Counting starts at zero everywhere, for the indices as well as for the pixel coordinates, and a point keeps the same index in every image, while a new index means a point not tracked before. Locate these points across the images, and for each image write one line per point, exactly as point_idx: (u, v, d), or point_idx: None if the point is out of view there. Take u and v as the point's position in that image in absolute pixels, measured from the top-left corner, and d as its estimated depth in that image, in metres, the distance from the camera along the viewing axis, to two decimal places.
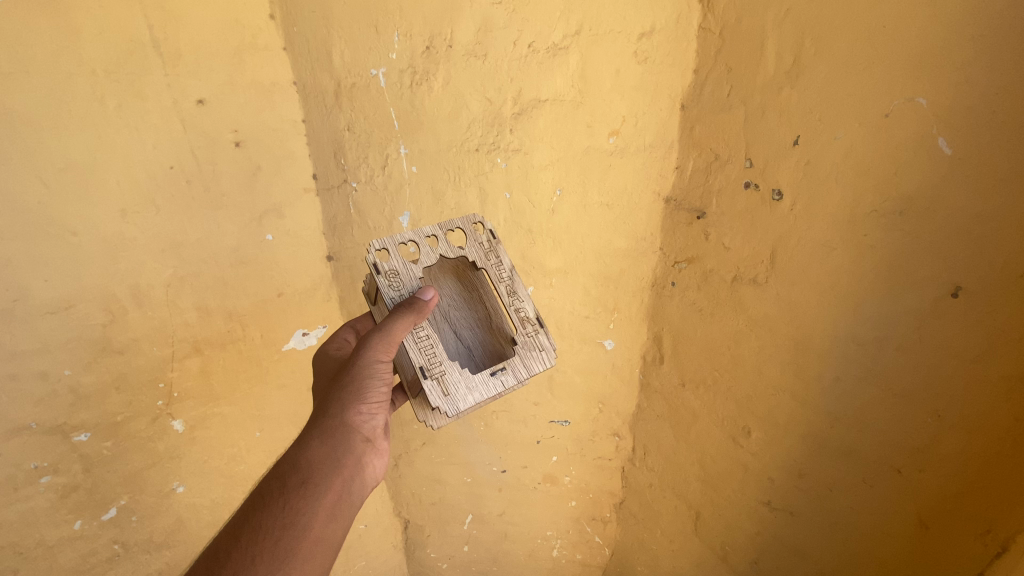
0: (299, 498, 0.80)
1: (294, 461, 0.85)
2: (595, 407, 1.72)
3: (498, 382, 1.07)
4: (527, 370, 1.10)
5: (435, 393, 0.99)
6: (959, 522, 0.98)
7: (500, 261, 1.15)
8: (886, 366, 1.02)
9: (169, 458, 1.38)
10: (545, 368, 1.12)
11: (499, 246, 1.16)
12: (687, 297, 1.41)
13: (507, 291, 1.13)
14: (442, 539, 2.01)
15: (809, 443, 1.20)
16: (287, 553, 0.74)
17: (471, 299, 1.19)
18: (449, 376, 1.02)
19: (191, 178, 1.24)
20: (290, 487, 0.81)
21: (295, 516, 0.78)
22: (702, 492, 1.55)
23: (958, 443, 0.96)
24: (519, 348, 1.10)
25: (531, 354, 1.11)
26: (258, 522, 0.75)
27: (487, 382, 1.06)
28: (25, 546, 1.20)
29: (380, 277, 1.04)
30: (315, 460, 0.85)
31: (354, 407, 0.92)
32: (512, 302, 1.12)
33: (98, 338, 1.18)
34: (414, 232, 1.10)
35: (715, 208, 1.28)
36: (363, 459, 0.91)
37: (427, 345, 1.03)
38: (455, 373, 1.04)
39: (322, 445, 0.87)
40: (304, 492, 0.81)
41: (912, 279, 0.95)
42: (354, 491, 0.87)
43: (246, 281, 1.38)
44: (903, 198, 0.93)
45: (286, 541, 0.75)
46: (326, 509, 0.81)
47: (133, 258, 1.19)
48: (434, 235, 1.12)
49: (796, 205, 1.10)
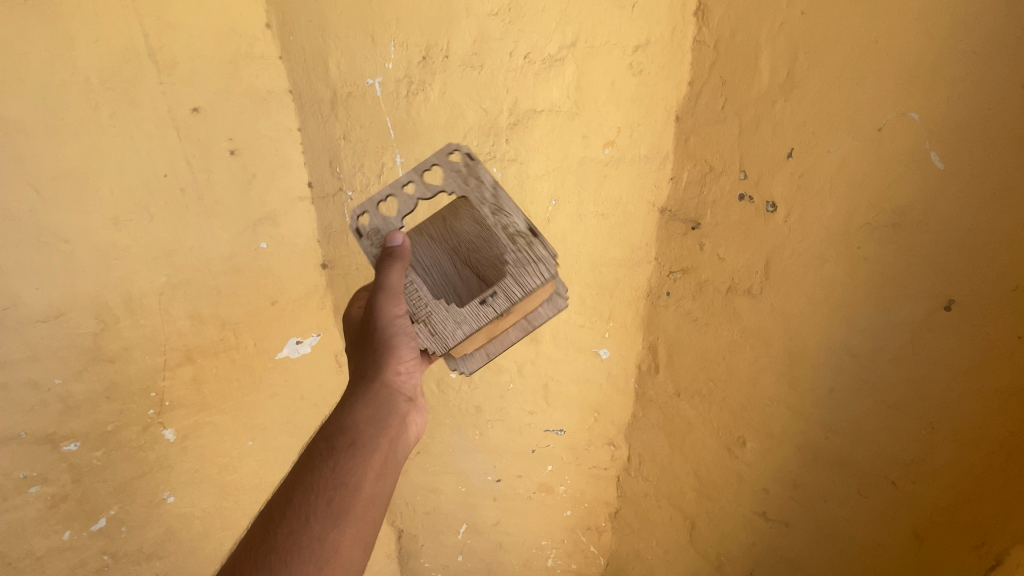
0: (348, 458, 0.78)
1: (336, 425, 0.83)
2: (590, 417, 1.71)
3: (486, 310, 0.99)
4: (522, 287, 0.99)
5: (421, 335, 0.98)
6: (953, 535, 0.98)
7: (480, 180, 1.04)
8: (879, 378, 1.02)
9: (159, 468, 1.36)
10: (548, 277, 0.99)
11: (477, 167, 1.06)
12: (682, 307, 1.41)
13: (490, 210, 1.03)
14: (436, 548, 1.99)
15: (804, 454, 1.20)
16: (340, 510, 0.72)
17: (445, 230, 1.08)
18: (435, 316, 0.99)
19: (185, 186, 1.24)
20: (339, 448, 0.79)
21: (347, 474, 0.76)
22: (698, 502, 1.55)
23: (951, 455, 0.96)
24: (510, 266, 1.00)
25: (524, 269, 0.99)
26: (310, 484, 0.74)
27: (478, 311, 0.99)
28: (14, 557, 1.16)
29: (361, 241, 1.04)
30: (359, 422, 0.84)
31: (389, 368, 0.92)
32: (499, 221, 1.03)
33: (89, 346, 1.17)
34: (391, 184, 1.05)
35: (710, 219, 1.28)
36: (406, 417, 0.91)
37: (411, 289, 1.00)
38: (441, 312, 1.00)
39: (365, 408, 0.86)
40: (352, 453, 0.79)
41: (906, 291, 0.95)
42: (401, 448, 0.87)
43: (240, 289, 1.38)
44: (896, 211, 0.94)
45: (341, 498, 0.73)
46: (374, 467, 0.80)
47: (126, 266, 1.18)
48: (410, 179, 1.04)
49: (790, 216, 1.10)
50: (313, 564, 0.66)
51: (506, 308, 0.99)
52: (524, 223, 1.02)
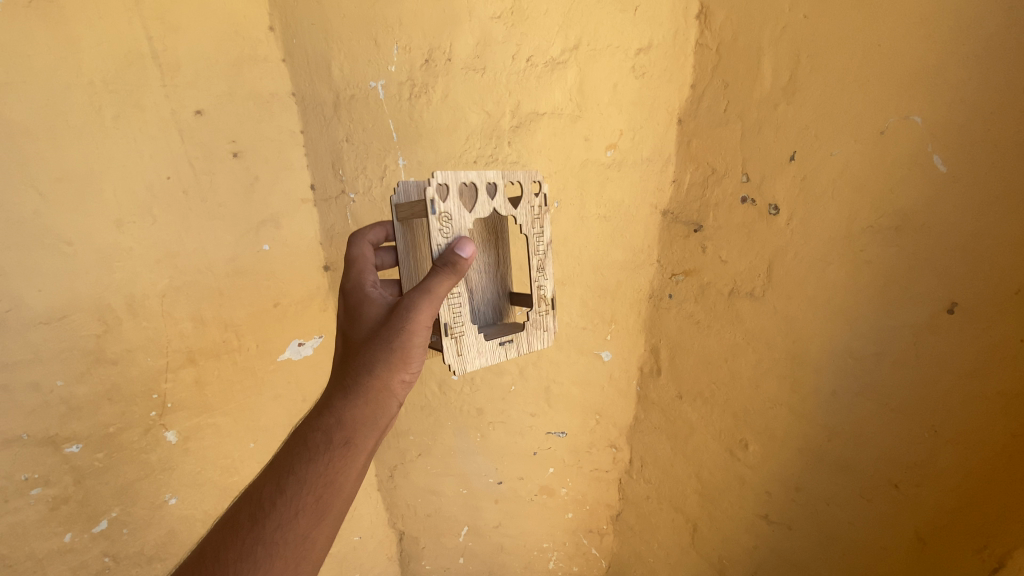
0: (340, 461, 0.77)
1: (335, 416, 0.79)
2: (592, 419, 1.71)
3: (502, 351, 1.07)
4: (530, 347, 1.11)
5: (449, 351, 0.98)
6: (957, 538, 0.98)
7: (541, 232, 1.11)
8: (882, 381, 1.02)
9: (161, 470, 1.36)
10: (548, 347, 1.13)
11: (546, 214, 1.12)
12: (684, 309, 1.41)
13: (538, 265, 1.11)
14: (436, 551, 1.99)
15: (806, 457, 1.20)
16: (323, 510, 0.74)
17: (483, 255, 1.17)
18: (466, 338, 1.00)
19: (188, 189, 1.24)
20: (334, 447, 0.77)
21: (336, 475, 0.76)
22: (700, 505, 1.55)
23: (954, 458, 0.96)
24: (531, 326, 1.09)
25: (536, 333, 1.11)
26: (303, 481, 0.73)
27: (495, 350, 1.06)
28: (14, 559, 1.16)
29: (434, 219, 0.94)
30: (358, 419, 0.80)
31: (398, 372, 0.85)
32: (539, 277, 1.11)
33: (91, 348, 1.17)
34: (478, 176, 1.01)
35: (712, 221, 1.28)
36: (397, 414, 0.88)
37: (455, 302, 0.97)
38: (470, 335, 1.01)
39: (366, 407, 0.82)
40: (346, 455, 0.78)
41: (909, 294, 0.95)
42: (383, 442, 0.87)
43: (242, 291, 1.38)
44: (899, 214, 0.94)
45: (327, 500, 0.75)
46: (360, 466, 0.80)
47: (129, 267, 1.18)
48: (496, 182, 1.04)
49: (792, 219, 1.11)
50: (290, 558, 0.70)
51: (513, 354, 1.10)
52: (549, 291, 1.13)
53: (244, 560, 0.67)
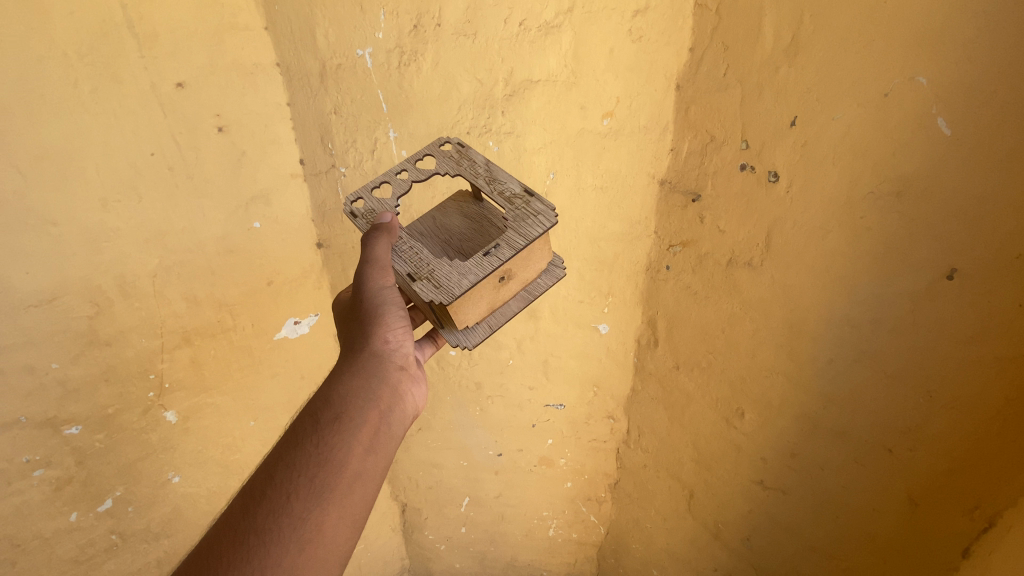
0: (332, 432, 0.76)
1: (321, 397, 0.81)
2: (589, 390, 1.72)
3: (492, 259, 0.97)
4: (525, 236, 0.98)
5: (427, 289, 0.94)
6: (947, 500, 1.01)
7: (507, 190, 1.04)
8: (879, 348, 1.03)
9: (162, 449, 1.38)
10: (548, 230, 1.00)
11: (496, 169, 1.08)
12: (682, 280, 1.40)
13: (485, 182, 1.06)
14: (438, 521, 2.05)
15: (802, 424, 1.22)
16: (329, 494, 0.70)
17: (470, 224, 1.11)
18: (438, 270, 0.97)
19: (174, 165, 1.20)
20: (325, 422, 0.77)
21: (332, 448, 0.74)
22: (696, 472, 1.57)
23: (946, 422, 0.97)
24: (509, 225, 1.01)
25: (524, 222, 1.00)
26: (302, 455, 0.72)
27: (482, 262, 0.97)
28: (22, 538, 1.23)
29: (356, 218, 1.06)
30: (350, 393, 0.82)
31: (378, 337, 0.90)
32: (494, 189, 1.05)
33: (85, 330, 1.17)
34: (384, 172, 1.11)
35: (710, 190, 1.26)
36: (397, 386, 0.87)
37: (413, 255, 1.01)
38: (445, 268, 0.98)
39: (350, 379, 0.84)
40: (338, 427, 0.76)
41: (908, 261, 0.95)
42: (391, 423, 0.82)
43: (234, 270, 1.35)
44: (900, 180, 0.92)
45: (324, 473, 0.71)
46: (363, 442, 0.77)
47: (117, 248, 1.17)
48: (403, 167, 1.11)
49: (791, 186, 1.09)
50: (295, 543, 0.65)
51: (513, 253, 0.97)
52: (518, 187, 1.05)
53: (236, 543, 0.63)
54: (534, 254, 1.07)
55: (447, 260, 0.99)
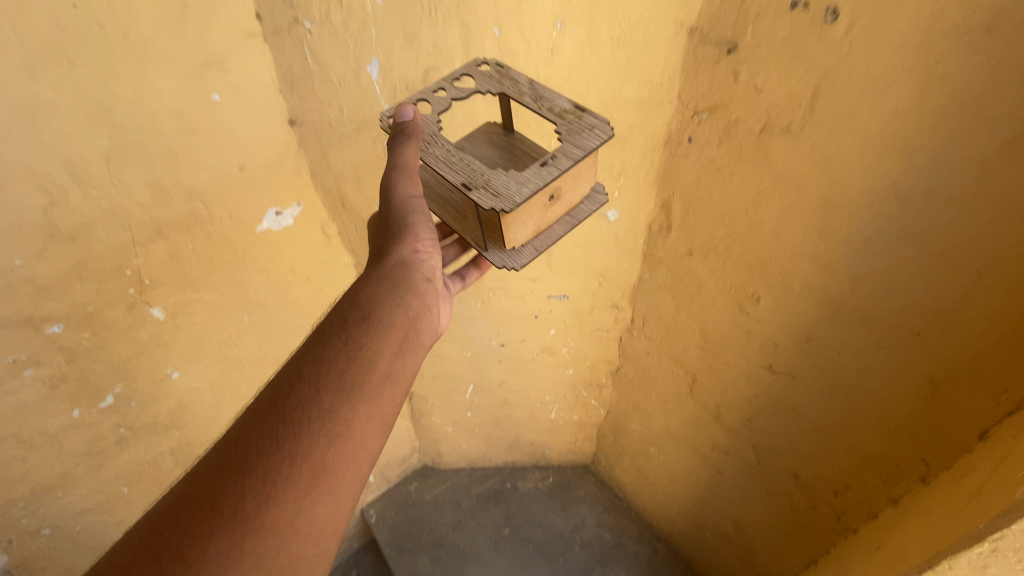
0: (361, 332, 0.88)
1: (354, 303, 0.92)
2: (594, 280, 1.64)
3: (550, 169, 0.94)
4: (582, 148, 0.96)
5: (485, 197, 0.90)
6: (973, 383, 0.98)
7: (556, 104, 1.02)
8: (928, 223, 0.93)
9: (155, 346, 1.37)
10: (605, 141, 0.97)
11: (540, 86, 1.05)
12: (704, 154, 1.23)
13: (532, 97, 1.02)
14: (445, 408, 2.19)
15: (823, 308, 1.16)
16: (359, 390, 0.82)
17: (508, 151, 1.09)
18: (495, 180, 0.93)
19: (103, 20, 0.97)
20: (354, 322, 0.89)
21: (361, 343, 0.87)
22: (701, 358, 1.56)
23: (991, 301, 0.91)
24: (563, 134, 0.98)
25: (580, 133, 0.98)
26: (332, 356, 0.84)
27: (540, 173, 0.93)
28: (28, 435, 1.27)
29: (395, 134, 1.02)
30: (375, 299, 0.92)
31: (405, 245, 0.98)
32: (542, 105, 1.02)
33: (42, 223, 1.06)
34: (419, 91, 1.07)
35: (750, 38, 1.03)
36: (424, 297, 0.97)
37: (463, 163, 0.96)
38: (500, 176, 0.93)
39: (378, 287, 0.94)
40: (365, 328, 0.89)
41: (986, 117, 0.81)
42: (417, 330, 0.94)
43: (199, 154, 1.19)
44: (999, 8, 0.73)
45: (352, 370, 0.84)
46: (392, 346, 0.90)
47: (57, 125, 1.00)
48: (441, 87, 1.07)
49: (853, 28, 0.88)
50: (324, 428, 0.77)
51: (572, 162, 0.94)
52: (567, 103, 1.02)
53: (276, 427, 0.76)
54: (583, 176, 1.06)
55: (501, 170, 0.94)
